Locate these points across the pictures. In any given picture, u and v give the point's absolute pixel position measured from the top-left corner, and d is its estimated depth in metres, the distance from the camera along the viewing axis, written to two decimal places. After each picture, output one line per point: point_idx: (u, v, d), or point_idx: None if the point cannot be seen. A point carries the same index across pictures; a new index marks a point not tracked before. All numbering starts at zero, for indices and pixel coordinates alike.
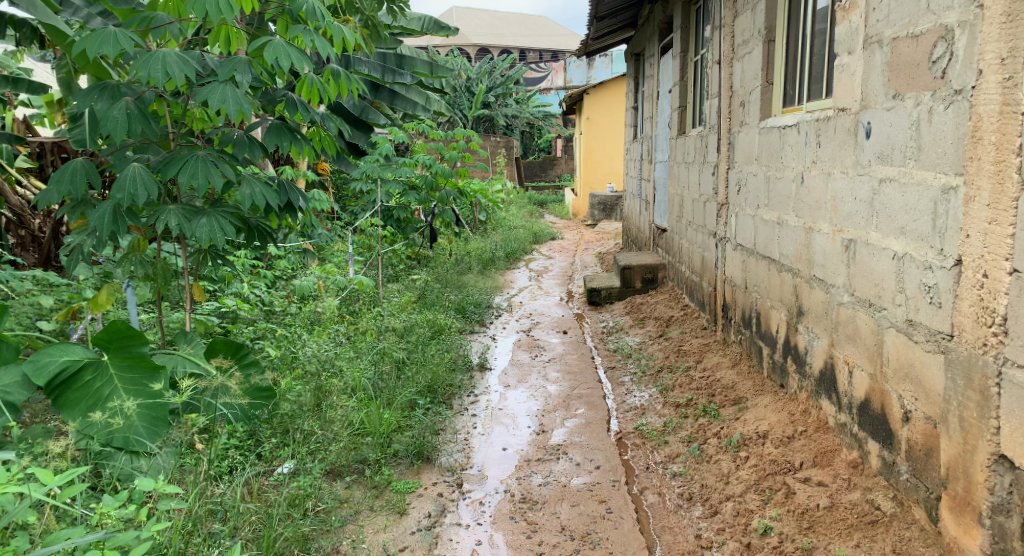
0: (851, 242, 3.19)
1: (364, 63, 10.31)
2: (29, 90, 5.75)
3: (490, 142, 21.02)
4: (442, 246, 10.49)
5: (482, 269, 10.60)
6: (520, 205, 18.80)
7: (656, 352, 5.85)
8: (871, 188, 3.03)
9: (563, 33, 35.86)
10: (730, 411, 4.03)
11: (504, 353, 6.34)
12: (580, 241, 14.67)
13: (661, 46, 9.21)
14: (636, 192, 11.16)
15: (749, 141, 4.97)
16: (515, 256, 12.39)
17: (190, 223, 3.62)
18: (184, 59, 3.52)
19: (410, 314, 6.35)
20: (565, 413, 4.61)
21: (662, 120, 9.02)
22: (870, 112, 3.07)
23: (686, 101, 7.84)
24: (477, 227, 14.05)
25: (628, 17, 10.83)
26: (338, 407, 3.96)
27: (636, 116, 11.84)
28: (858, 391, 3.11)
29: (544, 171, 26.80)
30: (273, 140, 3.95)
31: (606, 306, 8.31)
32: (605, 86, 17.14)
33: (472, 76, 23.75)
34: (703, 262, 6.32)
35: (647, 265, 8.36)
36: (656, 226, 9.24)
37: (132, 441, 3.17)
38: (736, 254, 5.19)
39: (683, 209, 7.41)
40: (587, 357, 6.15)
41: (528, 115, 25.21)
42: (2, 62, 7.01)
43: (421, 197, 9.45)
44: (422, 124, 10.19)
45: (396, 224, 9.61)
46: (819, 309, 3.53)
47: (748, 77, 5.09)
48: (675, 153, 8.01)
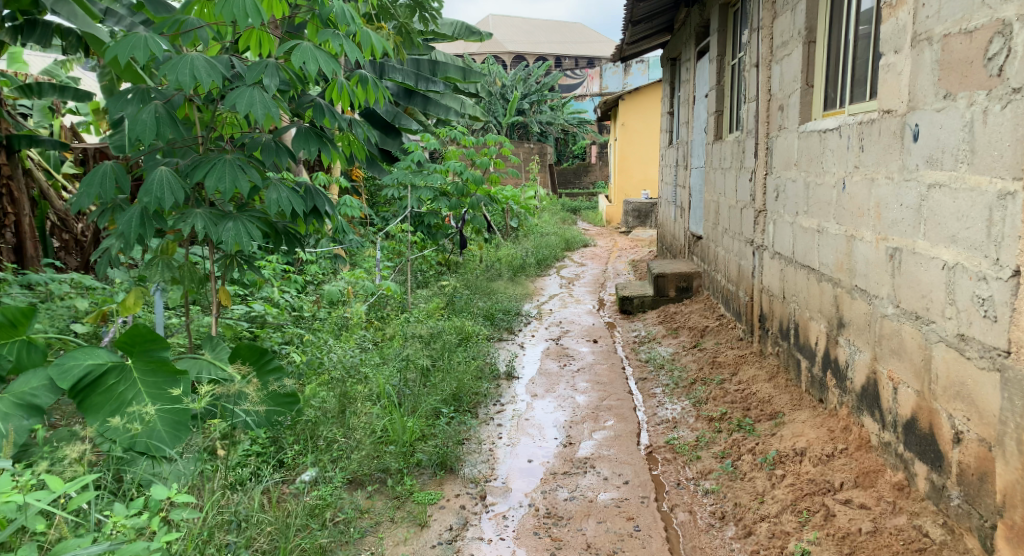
0: (896, 251, 3.02)
1: (399, 71, 10.28)
2: (77, 97, 6.07)
3: (523, 149, 20.96)
4: (473, 253, 10.41)
5: (513, 275, 10.49)
6: (552, 212, 18.70)
7: (689, 363, 5.70)
8: (919, 194, 2.86)
9: (598, 40, 35.76)
10: (766, 426, 3.88)
11: (533, 361, 6.22)
12: (613, 249, 14.52)
13: (697, 49, 9.06)
14: (671, 199, 10.99)
15: (788, 146, 4.80)
16: (546, 263, 12.27)
17: (218, 227, 3.52)
18: (211, 64, 3.33)
19: (438, 320, 6.27)
20: (593, 425, 4.48)
21: (698, 125, 8.86)
22: (918, 114, 2.90)
23: (722, 107, 7.68)
24: (509, 234, 13.98)
25: (664, 21, 10.68)
26: (361, 414, 3.83)
27: (671, 121, 11.68)
28: (904, 408, 2.94)
29: (578, 178, 26.68)
30: (302, 146, 3.86)
31: (638, 315, 8.15)
32: (640, 93, 16.98)
33: (507, 83, 23.76)
34: (740, 271, 6.15)
35: (681, 274, 8.19)
36: (691, 233, 9.07)
37: (154, 445, 3.05)
38: (774, 262, 5.02)
39: (719, 216, 7.24)
40: (618, 367, 6.01)
41: (562, 122, 25.13)
42: (51, 71, 7.47)
43: (452, 203, 9.38)
44: (454, 130, 10.13)
45: (427, 230, 9.55)
46: (861, 321, 3.37)
47: (787, 80, 4.93)
48: (711, 159, 7.84)
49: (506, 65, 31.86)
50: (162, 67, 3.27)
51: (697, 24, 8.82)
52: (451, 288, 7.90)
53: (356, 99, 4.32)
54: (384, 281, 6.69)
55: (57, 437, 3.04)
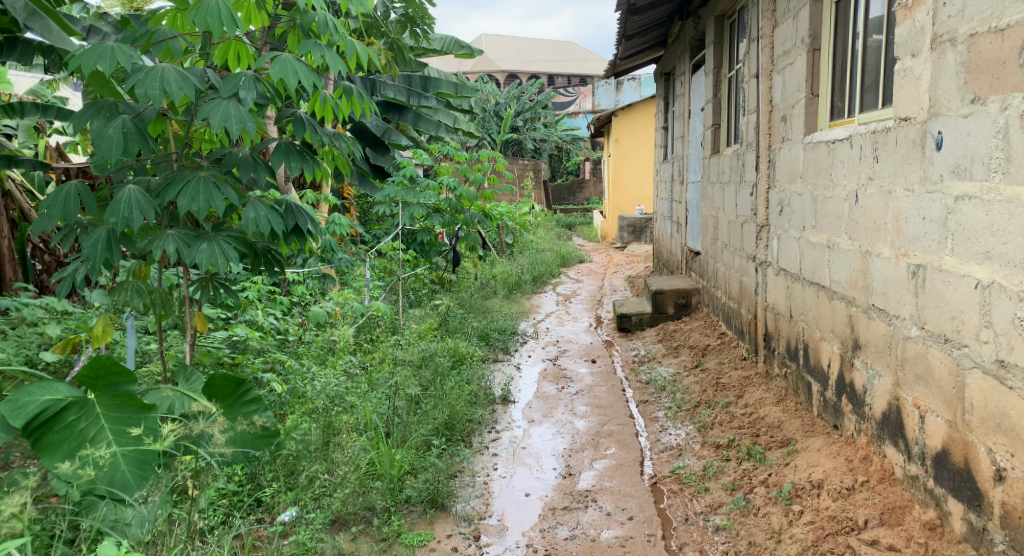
0: (919, 268, 2.81)
1: (390, 86, 10.18)
2: (59, 116, 5.87)
3: (517, 165, 20.78)
4: (467, 270, 10.18)
5: (508, 293, 10.27)
6: (547, 228, 18.51)
7: (692, 385, 5.48)
8: (944, 207, 2.65)
9: (591, 57, 35.75)
10: (778, 455, 3.66)
11: (530, 383, 5.99)
12: (609, 265, 14.32)
13: (692, 63, 8.88)
14: (668, 214, 10.80)
15: (792, 158, 4.60)
16: (542, 280, 12.05)
17: (191, 248, 3.27)
18: (184, 76, 3.07)
19: (430, 342, 6.03)
20: (594, 453, 4.25)
21: (694, 139, 8.66)
22: (940, 120, 2.69)
23: (719, 120, 7.49)
24: (504, 251, 13.79)
25: (658, 35, 10.51)
26: (346, 446, 3.58)
27: (666, 136, 11.50)
28: (933, 440, 2.72)
29: (572, 195, 26.54)
30: (280, 161, 3.60)
31: (637, 333, 7.93)
32: (634, 108, 16.83)
33: (500, 99, 23.63)
34: (742, 288, 5.94)
35: (680, 290, 7.98)
36: (689, 249, 8.87)
37: (115, 489, 2.81)
38: (779, 280, 4.81)
39: (718, 231, 7.03)
40: (617, 389, 5.77)
41: (556, 137, 25.00)
42: (33, 90, 7.28)
43: (445, 220, 9.16)
44: (446, 145, 9.93)
45: (419, 247, 9.32)
46: (881, 343, 3.15)
47: (789, 90, 4.73)
48: (709, 174, 7.65)
49: (499, 82, 31.77)
50: (130, 80, 3.02)
51: (692, 36, 8.64)
52: (446, 309, 7.68)
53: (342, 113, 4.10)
54: (374, 302, 6.46)
55: (7, 482, 2.82)
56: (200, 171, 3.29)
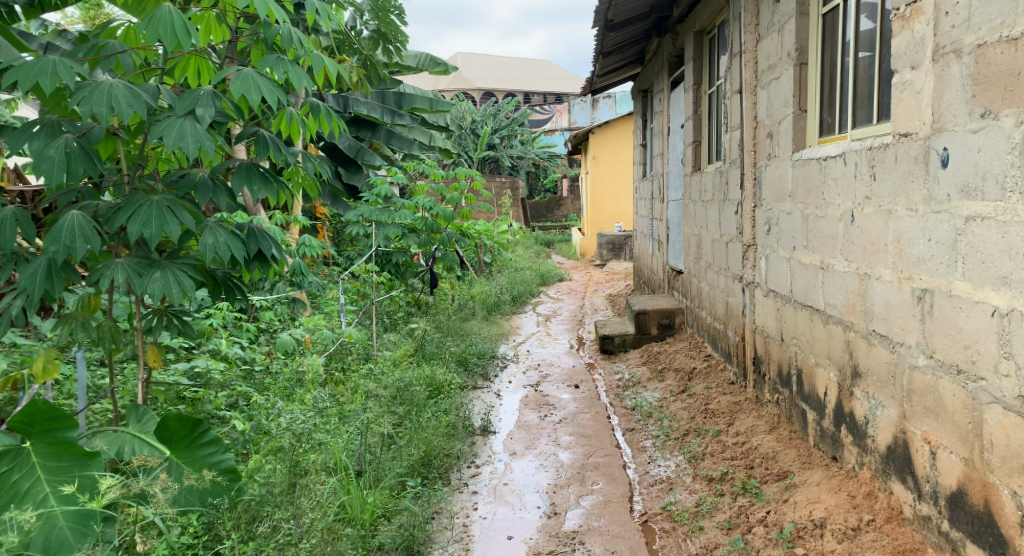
0: (926, 293, 2.65)
1: (364, 103, 10.11)
2: None
3: (495, 184, 20.62)
4: (445, 291, 9.98)
5: (487, 315, 10.06)
6: (526, 247, 18.35)
7: (679, 411, 5.31)
8: (954, 228, 2.49)
9: (567, 76, 35.82)
10: (775, 490, 3.50)
11: (511, 411, 5.78)
12: (589, 283, 14.17)
13: (670, 79, 8.75)
14: (647, 231, 10.65)
15: (780, 175, 4.43)
16: (522, 299, 11.86)
17: (143, 277, 3.04)
18: (134, 92, 2.86)
19: (405, 370, 5.81)
20: (580, 488, 4.10)
21: (674, 156, 8.51)
22: (946, 136, 2.54)
23: (700, 138, 7.34)
24: (482, 270, 13.62)
25: (635, 52, 10.39)
26: (314, 488, 3.35)
27: (645, 153, 11.36)
28: (947, 478, 2.55)
29: (550, 212, 26.44)
30: (242, 183, 3.34)
31: (620, 355, 7.75)
32: (610, 125, 16.74)
33: (477, 118, 23.51)
34: (728, 309, 5.78)
35: (663, 310, 7.80)
36: (671, 268, 8.71)
37: (51, 546, 2.57)
38: (769, 302, 4.64)
39: (702, 250, 6.87)
40: (602, 416, 5.58)
41: (534, 155, 24.91)
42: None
43: (421, 241, 8.95)
44: (422, 165, 9.73)
45: (394, 269, 9.09)
46: (883, 372, 2.98)
47: (774, 106, 4.57)
48: (690, 192, 7.50)
49: (475, 101, 31.69)
50: (74, 97, 2.80)
51: (670, 53, 8.51)
52: (424, 333, 7.47)
53: (311, 131, 3.89)
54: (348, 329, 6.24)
55: None
56: (153, 195, 3.08)
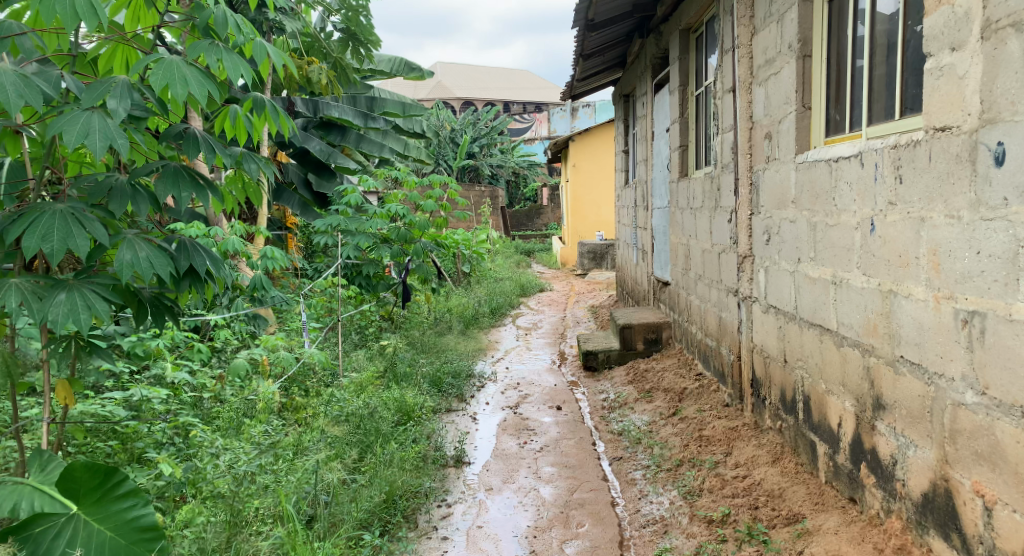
0: (972, 315, 2.32)
1: (335, 108, 10.01)
2: None
3: (473, 192, 20.14)
4: (420, 304, 9.54)
5: (464, 330, 9.62)
6: (505, 256, 17.89)
7: (671, 438, 4.90)
8: (1013, 238, 2.18)
9: (546, 85, 35.49)
10: (785, 537, 3.12)
11: (487, 438, 5.34)
12: (570, 294, 13.77)
13: (654, 82, 8.35)
14: (631, 241, 10.23)
15: (781, 180, 4.02)
16: (501, 311, 11.40)
17: (45, 302, 2.62)
18: (27, 81, 2.43)
19: (371, 394, 5.36)
20: (563, 532, 3.71)
21: (659, 161, 8.10)
22: (1000, 128, 2.21)
23: (687, 142, 6.94)
24: (460, 281, 13.18)
25: (616, 55, 10.00)
26: (258, 541, 3.07)
27: (627, 160, 10.98)
28: (1008, 539, 2.21)
29: (530, 221, 26.06)
30: (168, 189, 2.93)
31: (604, 372, 7.33)
32: (591, 132, 16.35)
33: (456, 126, 23.07)
34: (721, 325, 5.38)
35: (649, 324, 7.38)
36: (656, 279, 8.31)
37: None
38: (769, 319, 4.24)
39: (690, 261, 6.47)
40: (587, 443, 5.17)
41: (513, 164, 24.50)
42: None
43: (393, 252, 8.50)
44: (394, 171, 9.28)
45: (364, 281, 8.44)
46: (916, 409, 2.59)
47: (773, 103, 4.15)
48: (676, 199, 7.10)
49: (454, 110, 31.24)
50: None
51: (653, 54, 8.11)
52: (398, 353, 7.01)
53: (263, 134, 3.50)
54: (311, 349, 5.78)
55: None
56: (58, 203, 2.67)
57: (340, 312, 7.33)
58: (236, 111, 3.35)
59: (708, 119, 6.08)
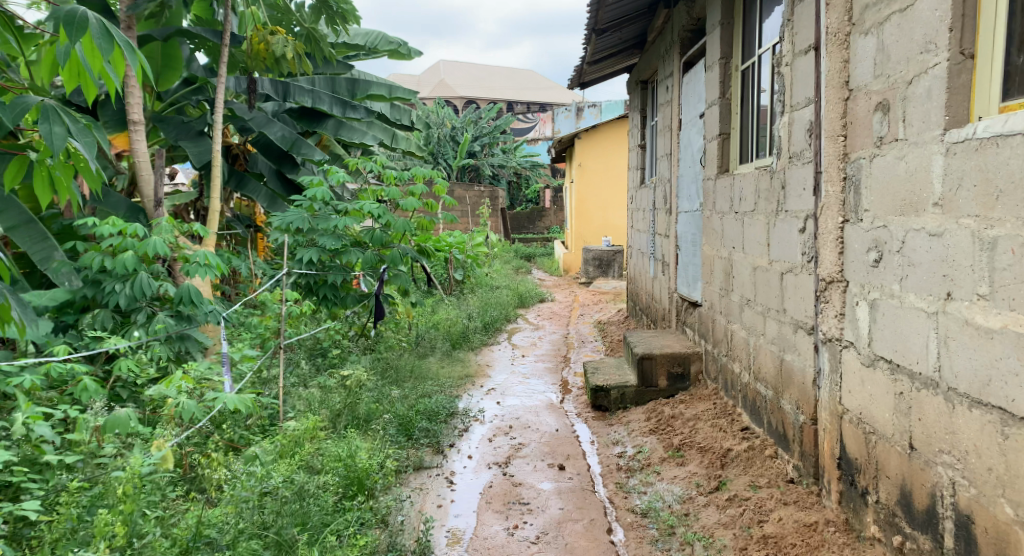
0: None
1: (307, 94, 8.89)
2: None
3: (471, 192, 18.71)
4: (401, 320, 8.28)
5: (452, 352, 8.31)
6: (503, 261, 16.50)
7: (714, 526, 3.63)
8: None
9: (552, 87, 34.12)
10: None
11: (467, 516, 4.09)
12: (574, 305, 12.45)
13: (681, 62, 7.05)
14: (647, 249, 8.89)
15: (913, 170, 2.78)
16: (496, 326, 10.07)
17: None
18: None
19: (309, 458, 4.09)
20: None
21: (687, 153, 6.80)
22: None
23: (729, 129, 5.64)
24: (451, 289, 11.90)
25: (635, 32, 8.69)
26: None
27: (643, 156, 9.65)
28: None
29: (531, 223, 24.60)
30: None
31: (618, 412, 6.07)
32: (598, 129, 15.00)
33: (457, 124, 21.77)
34: (782, 370, 4.08)
35: (673, 355, 6.11)
36: (680, 297, 7.00)
37: None
38: (877, 378, 2.97)
39: (733, 280, 5.19)
40: (600, 528, 3.91)
41: (515, 165, 23.17)
42: None
43: (366, 258, 7.18)
44: (369, 162, 7.89)
45: (332, 292, 7.22)
46: None
47: (893, 59, 2.88)
48: (712, 201, 5.82)
49: (456, 108, 29.84)
50: None
51: (684, 25, 6.83)
52: (369, 391, 5.72)
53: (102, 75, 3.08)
54: (247, 392, 4.51)
55: None
56: None
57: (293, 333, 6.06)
58: (65, 47, 2.92)
59: (765, 98, 4.80)
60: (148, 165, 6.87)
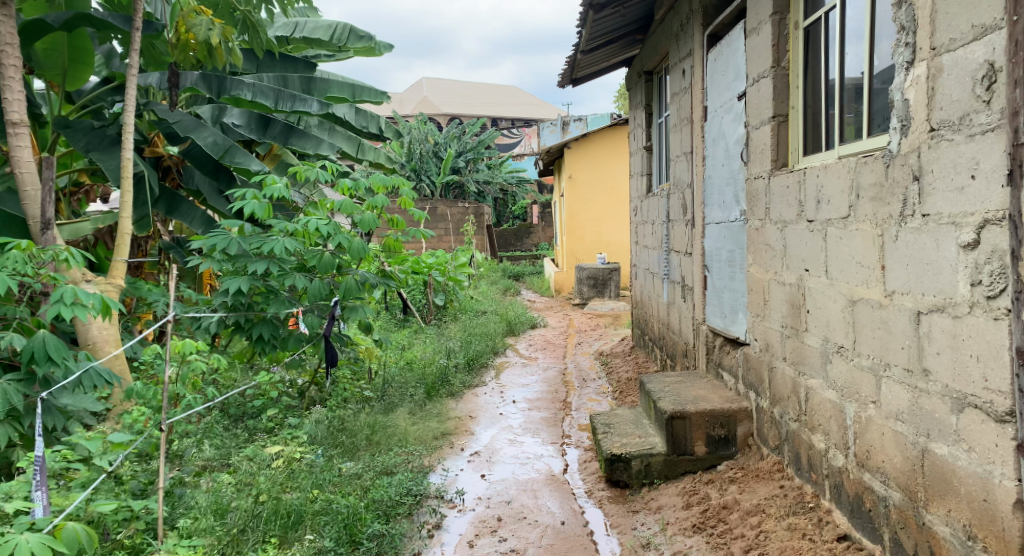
0: None
1: (246, 86, 7.47)
2: None
3: (455, 209, 17.23)
4: (364, 363, 6.78)
5: (427, 402, 6.76)
6: (489, 283, 14.93)
7: None
8: None
9: (537, 103, 32.80)
10: None
11: None
12: (570, 331, 10.96)
13: (705, 34, 5.63)
14: (660, 269, 7.41)
15: None
16: (483, 362, 8.56)
17: None
18: None
19: None
20: None
21: (717, 147, 5.36)
22: None
23: (787, 109, 4.19)
24: (429, 317, 10.38)
25: (640, 10, 7.27)
26: None
27: (650, 160, 8.22)
28: None
29: (519, 241, 23.17)
30: None
31: (642, 491, 4.65)
32: (590, 138, 13.56)
33: (439, 139, 20.34)
34: (919, 464, 2.76)
35: (715, 413, 4.65)
36: (713, 331, 5.53)
37: None
38: None
39: (809, 317, 3.75)
40: None
41: (501, 180, 21.73)
42: None
43: (312, 287, 5.63)
44: (318, 169, 6.35)
45: (272, 332, 5.65)
46: None
47: None
48: (764, 207, 4.35)
49: (438, 125, 28.37)
50: None
51: None
52: (304, 489, 4.21)
53: None
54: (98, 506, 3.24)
55: None
56: None
57: (198, 404, 4.52)
58: None
59: (866, 61, 3.38)
60: (32, 177, 5.35)
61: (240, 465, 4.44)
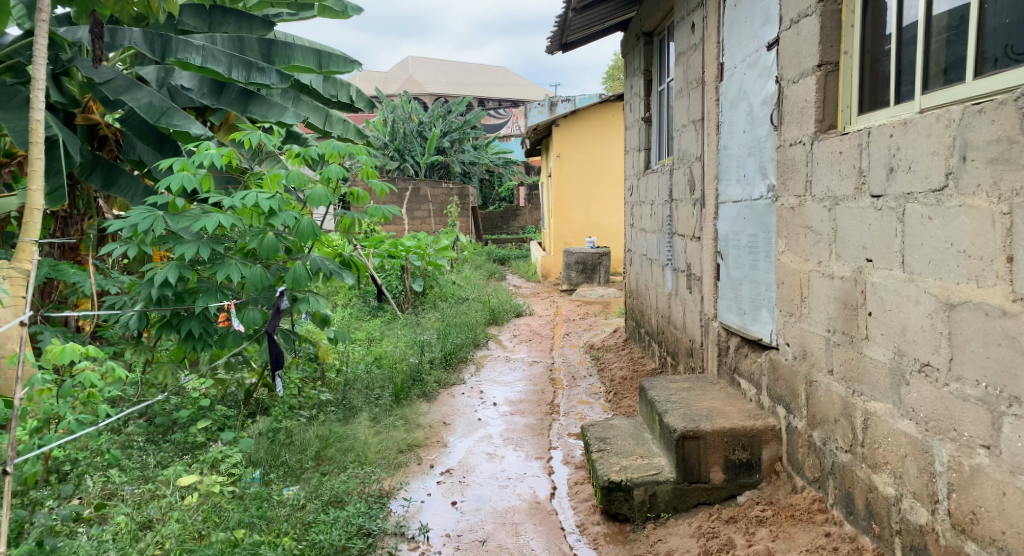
0: None
1: (194, 48, 6.41)
2: None
3: (438, 191, 16.28)
4: (321, 361, 5.87)
5: (395, 406, 5.86)
6: (473, 267, 14.00)
7: None
8: None
9: (524, 83, 31.73)
10: None
11: None
12: (557, 321, 10.08)
13: None
14: (660, 255, 6.52)
15: None
16: (463, 357, 7.67)
17: None
18: None
19: None
20: None
21: (736, 111, 4.47)
22: None
23: (838, 56, 3.31)
24: (404, 305, 9.45)
25: None
26: None
27: (649, 133, 7.32)
28: None
29: (506, 223, 22.21)
30: None
31: (647, 529, 3.78)
32: (580, 115, 12.61)
33: (423, 118, 19.32)
34: None
35: (735, 432, 3.78)
36: (726, 328, 4.65)
37: None
38: None
39: (872, 321, 2.89)
40: None
41: (487, 161, 20.76)
42: None
43: (252, 273, 4.71)
44: (264, 137, 5.39)
45: (205, 328, 4.72)
46: None
47: None
48: (802, 181, 3.49)
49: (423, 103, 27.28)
50: None
51: None
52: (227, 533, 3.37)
53: None
54: None
55: None
56: None
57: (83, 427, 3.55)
58: None
59: None
60: None
61: (146, 501, 3.58)
